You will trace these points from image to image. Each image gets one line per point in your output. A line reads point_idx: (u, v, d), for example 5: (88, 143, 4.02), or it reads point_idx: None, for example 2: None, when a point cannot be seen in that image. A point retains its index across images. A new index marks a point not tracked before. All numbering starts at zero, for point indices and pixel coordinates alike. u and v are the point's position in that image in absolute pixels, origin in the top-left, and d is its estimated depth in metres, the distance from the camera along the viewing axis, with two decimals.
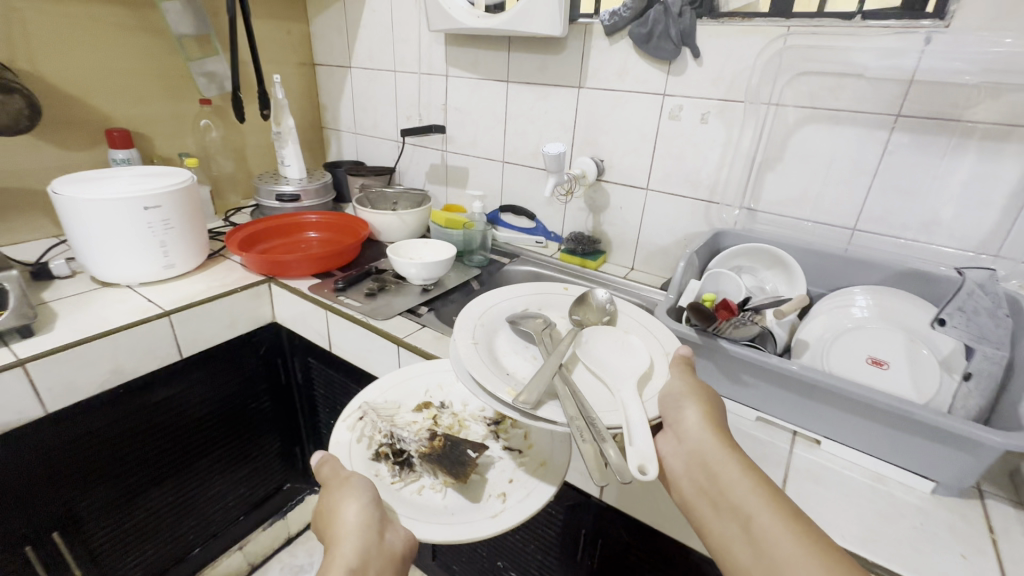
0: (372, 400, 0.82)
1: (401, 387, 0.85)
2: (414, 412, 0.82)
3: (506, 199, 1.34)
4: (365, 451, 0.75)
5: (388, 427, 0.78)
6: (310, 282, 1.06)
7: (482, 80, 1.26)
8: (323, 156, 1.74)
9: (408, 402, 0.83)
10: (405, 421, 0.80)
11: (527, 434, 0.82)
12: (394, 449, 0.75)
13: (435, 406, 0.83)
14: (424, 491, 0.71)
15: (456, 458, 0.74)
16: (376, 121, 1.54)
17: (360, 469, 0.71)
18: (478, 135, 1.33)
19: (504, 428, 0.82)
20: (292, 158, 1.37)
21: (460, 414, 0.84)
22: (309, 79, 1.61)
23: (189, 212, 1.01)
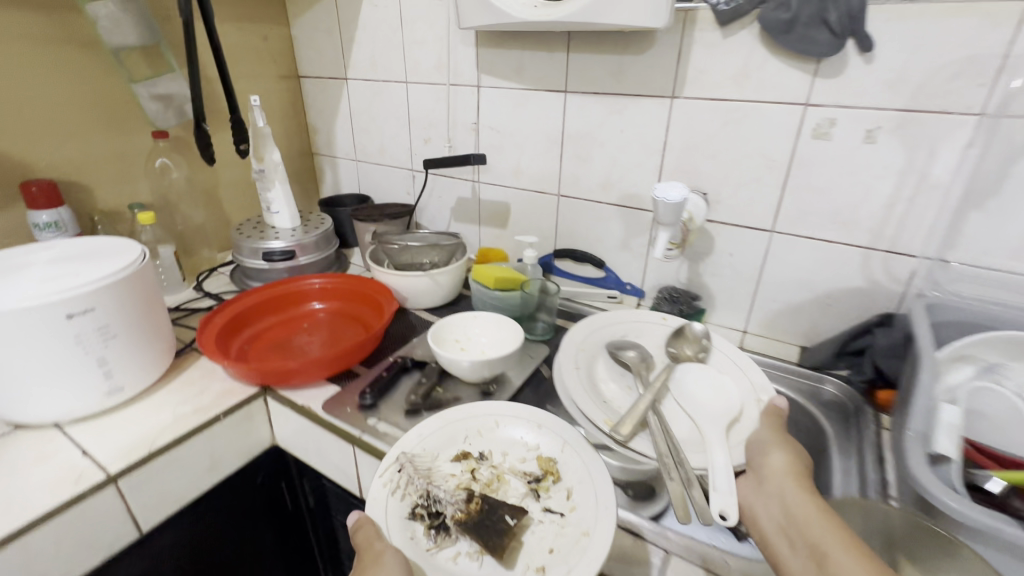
0: (408, 447, 0.64)
1: (439, 430, 0.67)
2: (454, 463, 0.64)
3: (561, 242, 1.05)
4: (400, 507, 0.58)
5: (423, 483, 0.60)
6: (321, 391, 0.76)
7: (529, 91, 0.96)
8: (316, 187, 1.42)
9: (446, 449, 0.66)
10: (441, 474, 0.62)
11: (573, 494, 0.61)
12: (430, 511, 0.58)
13: (474, 456, 0.65)
14: (458, 563, 0.54)
15: (497, 526, 0.56)
16: (383, 145, 1.23)
17: (393, 539, 0.54)
18: (522, 162, 1.03)
19: (548, 486, 0.62)
20: (281, 204, 1.05)
21: (498, 466, 0.64)
22: (294, 95, 1.29)
23: (143, 306, 0.69)
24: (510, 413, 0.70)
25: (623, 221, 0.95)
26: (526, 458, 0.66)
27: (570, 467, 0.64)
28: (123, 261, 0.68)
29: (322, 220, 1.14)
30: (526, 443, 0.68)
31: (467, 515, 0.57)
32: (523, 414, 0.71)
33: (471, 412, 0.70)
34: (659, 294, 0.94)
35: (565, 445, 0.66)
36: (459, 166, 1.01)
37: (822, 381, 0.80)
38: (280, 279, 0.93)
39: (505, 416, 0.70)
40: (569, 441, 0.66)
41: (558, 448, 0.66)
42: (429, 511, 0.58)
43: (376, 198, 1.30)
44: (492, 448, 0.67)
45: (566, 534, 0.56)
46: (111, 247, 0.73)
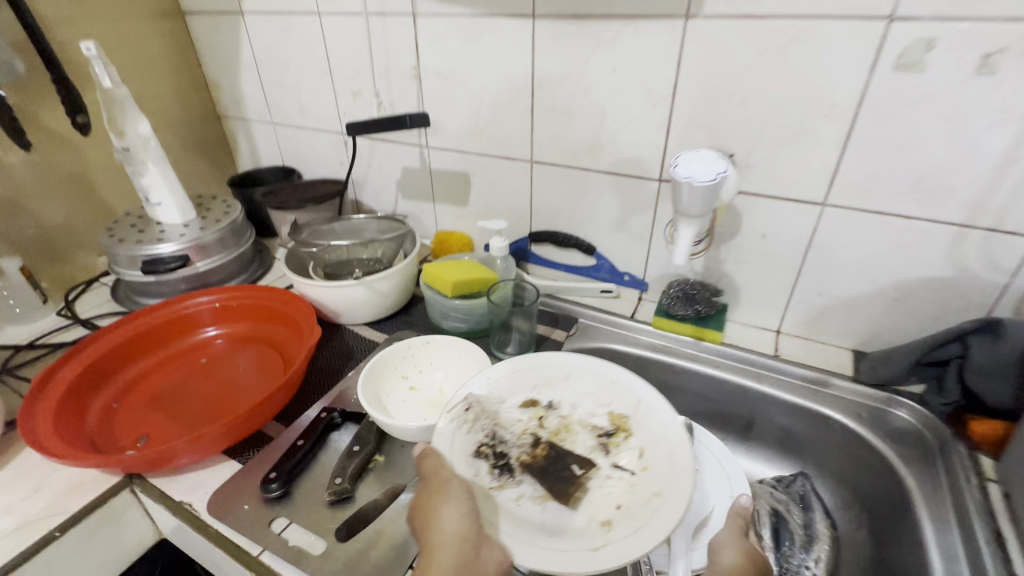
0: (475, 387, 0.57)
1: (509, 378, 0.59)
2: (520, 408, 0.57)
3: (538, 222, 0.81)
4: (464, 442, 0.52)
5: (490, 425, 0.54)
6: (215, 472, 0.54)
7: (484, 17, 0.69)
8: (230, 161, 1.14)
9: (514, 394, 0.58)
10: (508, 418, 0.56)
11: (646, 452, 0.51)
12: (494, 451, 0.52)
13: (543, 404, 0.57)
14: (520, 505, 0.48)
15: (563, 474, 0.50)
16: (302, 102, 0.95)
17: (457, 470, 0.50)
18: (482, 119, 0.77)
19: (619, 442, 0.53)
20: (162, 193, 0.79)
21: (567, 415, 0.56)
22: (179, 38, 0.98)
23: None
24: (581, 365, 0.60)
25: (619, 194, 0.72)
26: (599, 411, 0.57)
27: (646, 425, 0.54)
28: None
29: (227, 208, 0.87)
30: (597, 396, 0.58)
31: (534, 459, 0.52)
32: (597, 367, 0.60)
33: (540, 361, 0.61)
34: (671, 287, 0.71)
35: (641, 402, 0.56)
36: (395, 130, 0.75)
37: (890, 404, 0.61)
38: (158, 302, 0.69)
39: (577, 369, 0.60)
40: (645, 399, 0.56)
41: (633, 404, 0.56)
42: (493, 451, 0.52)
43: (304, 172, 1.03)
44: (562, 397, 0.58)
45: (637, 491, 0.48)
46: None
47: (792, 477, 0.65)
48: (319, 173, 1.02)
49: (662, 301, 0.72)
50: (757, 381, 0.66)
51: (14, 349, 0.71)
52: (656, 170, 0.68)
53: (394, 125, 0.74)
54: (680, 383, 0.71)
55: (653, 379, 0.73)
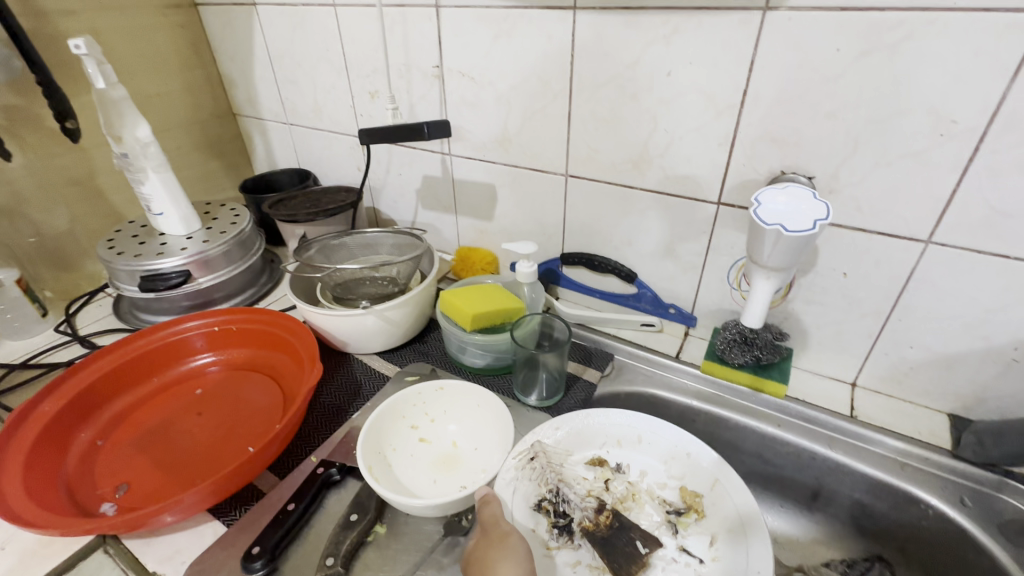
0: (545, 433, 0.53)
1: (579, 429, 0.55)
2: (587, 465, 0.53)
3: (571, 242, 0.72)
4: (527, 490, 0.49)
5: (555, 479, 0.51)
6: (198, 535, 0.48)
7: (517, 8, 0.60)
8: (246, 161, 1.08)
9: (581, 446, 0.54)
10: (574, 474, 0.52)
11: (718, 541, 0.47)
12: (556, 508, 0.49)
13: (611, 465, 0.53)
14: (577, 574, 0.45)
15: (626, 549, 0.48)
16: (317, 102, 0.87)
17: (518, 521, 0.47)
18: (511, 125, 0.68)
19: (688, 523, 0.49)
20: (164, 202, 0.73)
21: (635, 482, 0.52)
22: (190, 31, 0.92)
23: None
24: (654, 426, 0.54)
25: (670, 217, 0.62)
26: (668, 482, 0.52)
27: (721, 507, 0.48)
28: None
29: (235, 216, 0.81)
30: (667, 465, 0.53)
31: (595, 526, 0.49)
32: (673, 434, 0.54)
33: (612, 413, 0.56)
34: (726, 329, 0.61)
35: (717, 481, 0.50)
36: (411, 138, 0.65)
37: (999, 489, 0.50)
38: (149, 327, 0.64)
39: (651, 430, 0.55)
40: (724, 478, 0.49)
41: (707, 482, 0.50)
42: (555, 508, 0.49)
43: (320, 176, 0.96)
44: (633, 461, 0.54)
45: None
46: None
47: (867, 563, 0.56)
48: (336, 178, 0.95)
49: (716, 344, 0.62)
50: (829, 447, 0.56)
51: (6, 370, 0.66)
52: (715, 192, 0.57)
53: (412, 134, 0.65)
54: (732, 440, 0.61)
55: (699, 432, 0.63)
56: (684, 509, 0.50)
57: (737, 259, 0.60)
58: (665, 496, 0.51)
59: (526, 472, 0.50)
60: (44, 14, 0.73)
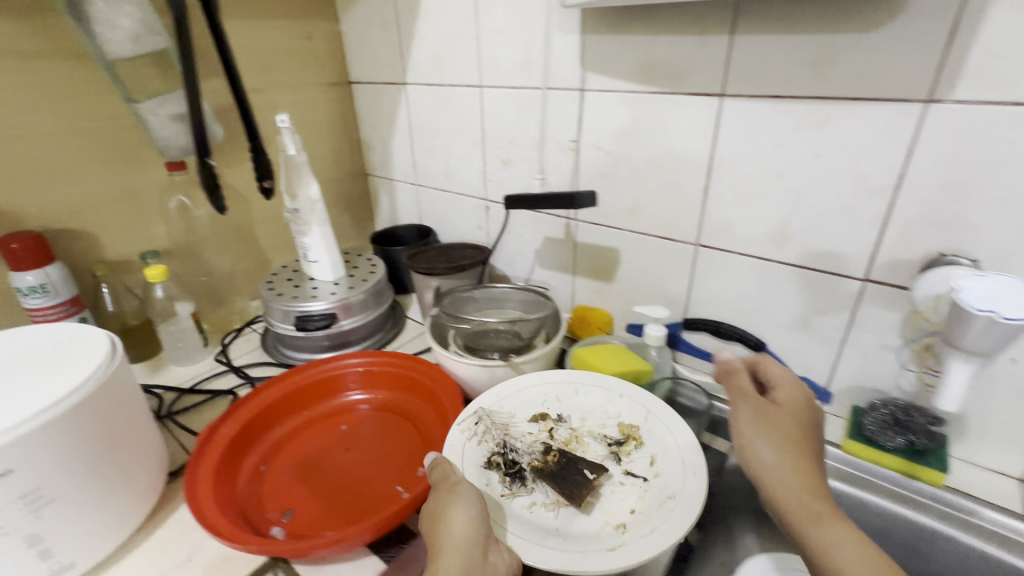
0: (487, 401, 0.63)
1: (518, 392, 0.65)
2: (531, 421, 0.62)
3: (695, 308, 0.74)
4: (478, 452, 0.58)
5: (501, 434, 0.60)
6: (356, 567, 0.50)
7: (663, 93, 0.65)
8: (370, 216, 1.19)
9: (524, 409, 0.64)
10: (519, 429, 0.61)
11: (657, 459, 0.57)
12: (504, 458, 0.57)
13: (552, 417, 0.63)
14: (534, 511, 0.53)
15: (576, 478, 0.55)
16: (449, 167, 0.96)
17: (469, 477, 0.55)
18: (644, 195, 0.72)
19: (629, 450, 0.59)
20: (320, 251, 0.81)
21: (577, 427, 0.62)
22: (343, 104, 1.06)
23: (110, 424, 0.48)
24: (589, 378, 0.67)
25: (809, 290, 0.63)
26: (605, 422, 0.62)
27: (655, 432, 0.60)
28: (81, 373, 0.47)
29: (372, 265, 0.90)
30: (606, 409, 0.64)
31: (545, 464, 0.57)
32: (602, 382, 0.66)
33: (546, 378, 0.67)
34: (876, 408, 0.60)
35: (650, 413, 0.62)
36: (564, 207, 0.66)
37: None
38: (310, 363, 0.70)
39: (583, 383, 0.66)
40: (652, 410, 0.62)
41: (641, 414, 0.62)
42: (504, 459, 0.57)
43: (440, 232, 1.05)
44: (571, 412, 0.64)
45: (650, 496, 0.53)
46: (87, 341, 0.52)
47: None
48: (455, 234, 1.03)
49: (863, 423, 0.60)
50: (1002, 548, 0.51)
51: (178, 393, 0.74)
52: (861, 269, 0.58)
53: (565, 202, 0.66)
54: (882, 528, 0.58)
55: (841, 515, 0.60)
56: (619, 440, 0.60)
57: (884, 337, 0.59)
58: (603, 433, 0.60)
59: (470, 434, 0.59)
60: None
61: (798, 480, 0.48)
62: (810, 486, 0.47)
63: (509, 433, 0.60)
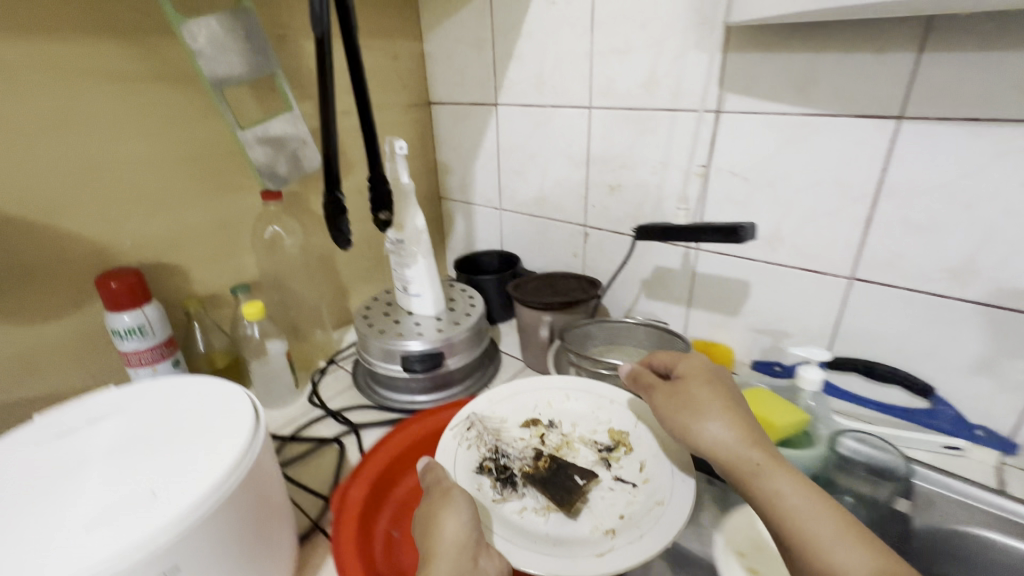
0: (479, 408, 0.68)
1: (509, 402, 0.70)
2: (523, 428, 0.66)
3: (842, 346, 0.68)
4: (470, 457, 0.61)
5: (493, 440, 0.64)
6: None
7: (824, 116, 0.60)
8: (441, 241, 1.14)
9: (516, 416, 0.68)
10: (512, 435, 0.65)
11: (646, 466, 0.60)
12: (497, 464, 0.61)
13: (545, 424, 0.67)
14: (524, 516, 0.55)
15: (566, 483, 0.58)
16: (542, 191, 0.91)
17: (463, 482, 0.58)
18: (786, 225, 0.67)
19: (619, 456, 0.63)
20: (423, 284, 0.76)
21: (568, 434, 0.66)
22: (423, 126, 1.01)
23: (261, 503, 0.42)
24: (579, 387, 0.71)
25: (996, 330, 0.57)
26: (595, 430, 0.66)
27: (642, 440, 0.63)
28: (230, 455, 0.40)
29: (469, 296, 0.84)
30: (596, 417, 0.68)
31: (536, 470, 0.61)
32: (596, 392, 0.70)
33: (541, 387, 0.72)
34: None
35: (638, 422, 0.65)
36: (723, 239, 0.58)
37: None
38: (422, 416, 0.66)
39: (573, 392, 0.71)
40: (641, 419, 0.66)
41: (631, 423, 0.66)
42: (496, 464, 0.61)
43: (526, 258, 0.99)
44: (562, 418, 0.68)
45: (638, 500, 0.56)
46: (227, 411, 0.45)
47: None
48: (542, 261, 0.97)
49: None
50: None
51: (280, 443, 0.68)
52: None
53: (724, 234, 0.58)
54: None
55: None
56: (608, 447, 0.63)
57: None
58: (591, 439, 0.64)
59: (460, 436, 0.63)
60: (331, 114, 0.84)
61: (738, 443, 0.48)
62: (751, 444, 0.48)
63: (501, 439, 0.64)
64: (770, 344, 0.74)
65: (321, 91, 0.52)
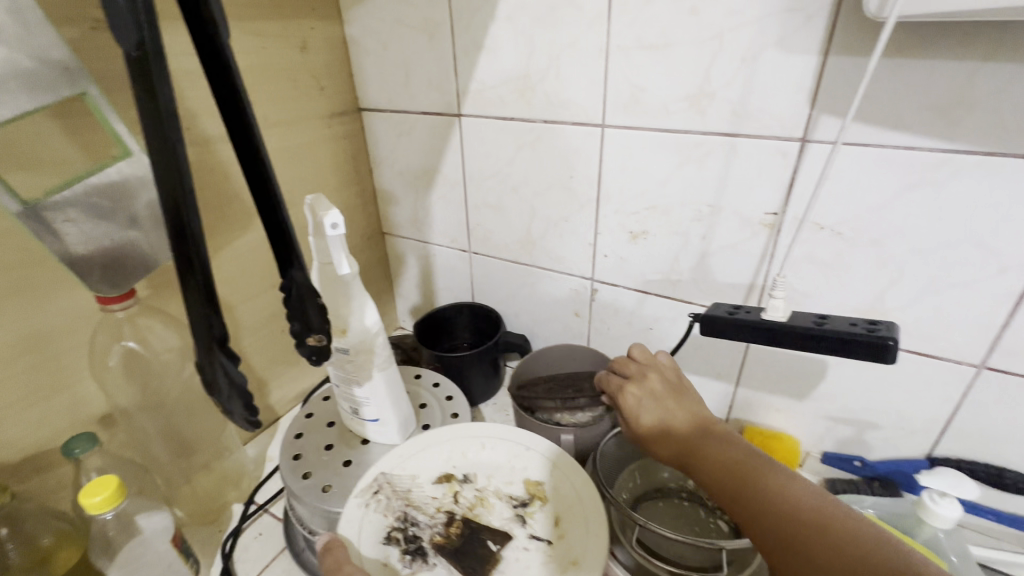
0: (388, 465, 0.49)
1: (424, 449, 0.51)
2: (434, 484, 0.48)
3: (952, 444, 0.52)
4: (374, 526, 0.44)
5: (402, 505, 0.46)
6: None
7: (973, 155, 0.41)
8: (389, 287, 0.87)
9: (427, 467, 0.50)
10: (422, 495, 0.47)
11: (563, 519, 0.45)
12: (406, 534, 0.44)
13: (457, 477, 0.49)
14: None
15: (477, 553, 0.43)
16: (529, 232, 0.67)
17: (363, 558, 0.42)
18: (893, 296, 0.48)
19: (535, 510, 0.46)
20: (384, 406, 0.51)
21: (483, 487, 0.48)
22: (352, 142, 0.73)
23: None
24: (498, 430, 0.53)
25: None
26: (511, 475, 0.49)
27: (561, 490, 0.47)
28: None
29: (448, 400, 0.61)
30: (513, 462, 0.50)
31: (446, 539, 0.44)
32: (513, 433, 0.52)
33: (457, 427, 0.53)
34: None
35: (556, 466, 0.49)
36: (867, 354, 0.41)
37: None
38: None
39: (492, 433, 0.53)
40: (561, 463, 0.49)
41: (547, 469, 0.49)
42: (404, 534, 0.44)
43: (508, 313, 0.76)
44: (477, 466, 0.50)
45: (552, 564, 0.42)
46: None
47: None
48: (531, 319, 0.74)
49: None
50: None
51: None
52: None
53: (869, 348, 0.40)
54: None
55: None
56: (526, 498, 0.47)
57: None
58: (507, 492, 0.48)
59: (359, 496, 0.46)
60: (206, 143, 0.53)
61: (663, 413, 0.45)
62: (677, 415, 0.44)
63: (411, 500, 0.47)
64: (849, 435, 0.57)
65: (163, 150, 0.28)
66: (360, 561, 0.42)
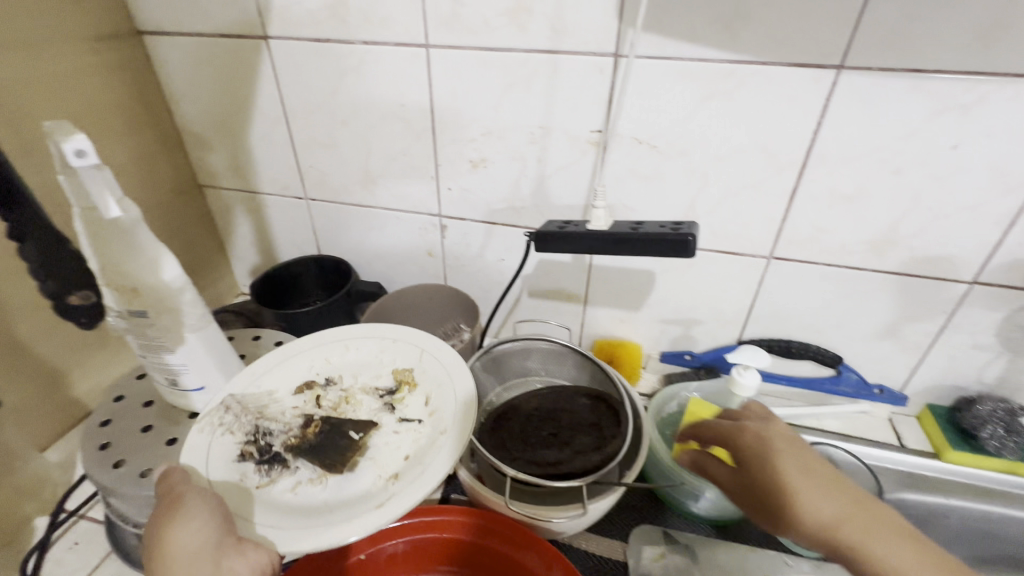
0: (237, 387, 0.45)
1: (282, 363, 0.48)
2: (294, 394, 0.45)
3: (753, 327, 0.61)
4: (221, 446, 0.40)
5: (254, 419, 0.42)
6: None
7: (752, 64, 0.45)
8: (219, 248, 0.76)
9: (284, 381, 0.46)
10: (278, 407, 0.44)
11: (433, 396, 0.45)
12: (259, 446, 0.40)
13: (320, 382, 0.46)
14: (296, 495, 0.38)
15: (340, 446, 0.41)
16: (367, 171, 0.63)
17: (213, 479, 0.38)
18: (702, 202, 0.54)
19: (404, 395, 0.45)
20: (208, 371, 0.45)
21: (348, 386, 0.46)
22: (136, 73, 0.60)
23: None
24: (363, 332, 0.51)
25: (903, 298, 0.54)
26: (377, 370, 0.48)
27: (429, 370, 0.47)
28: None
29: None
30: (380, 358, 0.49)
31: (305, 439, 0.41)
32: (377, 332, 0.51)
33: (320, 339, 0.50)
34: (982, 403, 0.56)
35: (424, 351, 0.49)
36: (670, 251, 0.45)
37: None
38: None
39: (356, 336, 0.51)
40: (428, 347, 0.49)
41: (414, 355, 0.48)
42: (258, 446, 0.40)
43: (358, 261, 0.71)
44: (341, 369, 0.48)
45: (422, 438, 0.41)
46: None
47: None
48: (384, 264, 0.71)
49: (961, 419, 0.56)
50: None
51: None
52: (971, 272, 0.50)
53: (670, 245, 0.44)
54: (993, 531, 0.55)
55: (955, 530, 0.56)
56: (394, 386, 0.46)
57: (975, 340, 0.54)
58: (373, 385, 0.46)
59: (202, 423, 0.41)
60: None
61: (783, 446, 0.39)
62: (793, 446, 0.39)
63: (264, 413, 0.43)
64: (679, 333, 0.65)
65: None
66: (209, 484, 0.38)
